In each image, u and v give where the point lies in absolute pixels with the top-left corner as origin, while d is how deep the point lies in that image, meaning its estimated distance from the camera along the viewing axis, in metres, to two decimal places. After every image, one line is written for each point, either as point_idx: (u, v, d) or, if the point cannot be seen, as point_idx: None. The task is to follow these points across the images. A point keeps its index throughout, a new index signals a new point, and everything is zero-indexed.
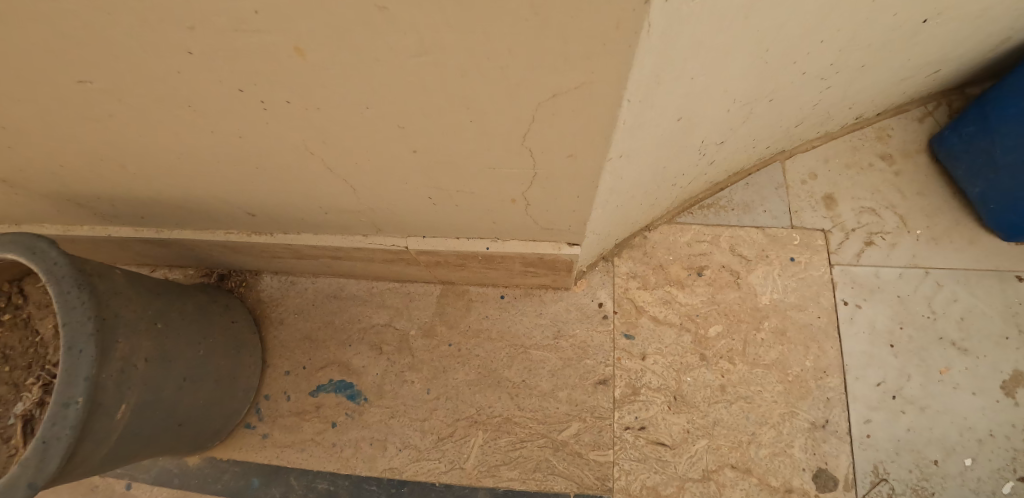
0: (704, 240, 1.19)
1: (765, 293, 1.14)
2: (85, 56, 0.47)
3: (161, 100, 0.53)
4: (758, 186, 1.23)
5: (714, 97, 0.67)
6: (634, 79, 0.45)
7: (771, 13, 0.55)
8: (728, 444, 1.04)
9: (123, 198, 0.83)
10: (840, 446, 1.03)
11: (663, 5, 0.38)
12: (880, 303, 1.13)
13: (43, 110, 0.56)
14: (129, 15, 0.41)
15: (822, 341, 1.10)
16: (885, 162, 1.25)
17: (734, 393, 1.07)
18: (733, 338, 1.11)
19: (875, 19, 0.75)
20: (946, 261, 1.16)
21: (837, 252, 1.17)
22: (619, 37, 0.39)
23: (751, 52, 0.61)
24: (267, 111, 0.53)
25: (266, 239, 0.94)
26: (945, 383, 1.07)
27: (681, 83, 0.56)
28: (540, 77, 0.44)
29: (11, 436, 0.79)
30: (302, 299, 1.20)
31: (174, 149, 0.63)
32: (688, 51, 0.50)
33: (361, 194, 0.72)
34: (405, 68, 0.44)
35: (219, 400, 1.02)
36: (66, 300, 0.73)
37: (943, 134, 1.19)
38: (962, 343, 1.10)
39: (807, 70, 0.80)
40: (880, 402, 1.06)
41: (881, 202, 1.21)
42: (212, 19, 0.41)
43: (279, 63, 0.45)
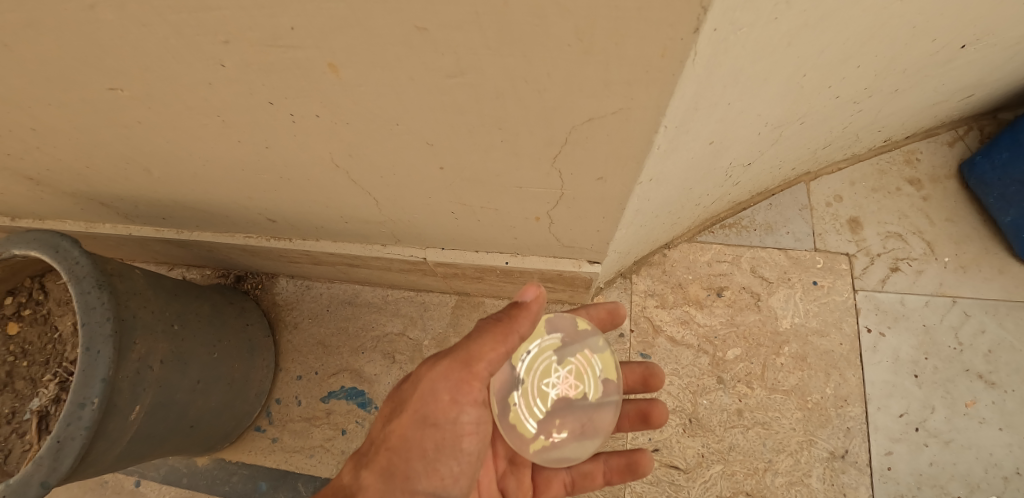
0: (725, 261, 1.16)
1: (786, 316, 1.12)
2: (119, 65, 0.47)
3: (192, 110, 0.52)
4: (782, 207, 1.21)
5: (747, 122, 0.66)
6: (675, 106, 0.44)
7: (814, 38, 0.54)
8: (743, 471, 1.01)
9: (145, 200, 0.83)
10: (860, 478, 1.00)
11: (711, 34, 0.37)
12: (904, 331, 1.10)
13: (74, 114, 0.57)
14: (165, 27, 0.41)
15: (844, 369, 1.08)
16: (913, 186, 1.22)
17: (752, 418, 1.04)
18: (752, 362, 1.08)
19: (913, 44, 0.74)
20: (975, 291, 1.12)
21: (861, 277, 1.15)
22: (663, 64, 0.38)
23: (790, 76, 0.60)
24: (296, 124, 0.52)
25: (284, 245, 0.94)
26: (971, 417, 1.04)
27: (718, 107, 0.54)
28: (577, 101, 0.43)
29: (26, 432, 0.81)
30: (317, 305, 1.20)
31: (200, 155, 0.63)
32: (729, 77, 0.49)
33: (383, 206, 0.71)
34: (439, 88, 0.43)
35: (231, 403, 1.02)
36: (86, 300, 0.73)
37: (974, 160, 1.16)
38: (989, 376, 1.07)
39: (840, 94, 0.79)
40: (902, 433, 1.03)
41: (908, 228, 1.18)
42: (248, 34, 0.40)
43: (312, 79, 0.44)
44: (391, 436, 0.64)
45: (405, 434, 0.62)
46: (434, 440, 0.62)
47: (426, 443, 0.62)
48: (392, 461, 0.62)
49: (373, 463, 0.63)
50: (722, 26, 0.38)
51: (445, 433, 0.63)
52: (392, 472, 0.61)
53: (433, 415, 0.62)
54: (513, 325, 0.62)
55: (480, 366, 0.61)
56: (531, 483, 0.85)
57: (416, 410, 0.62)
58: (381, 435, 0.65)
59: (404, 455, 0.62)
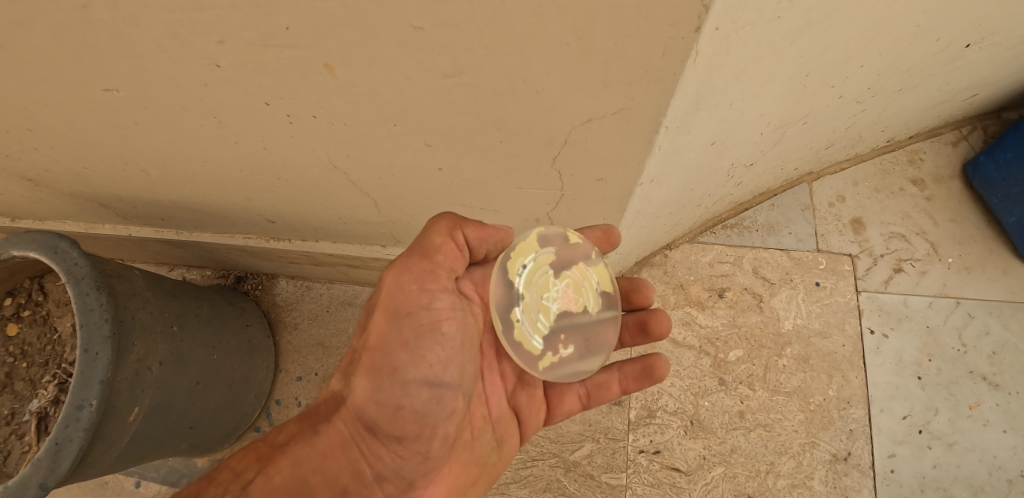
0: (727, 261, 1.16)
1: (788, 318, 1.11)
2: (114, 65, 0.46)
3: (188, 110, 0.52)
4: (784, 207, 1.20)
5: (749, 122, 0.65)
6: (675, 106, 0.44)
7: (816, 38, 0.53)
8: (746, 473, 1.00)
9: (144, 201, 0.83)
10: (863, 481, 1.00)
11: (712, 33, 0.37)
12: (908, 332, 1.09)
13: (70, 115, 0.56)
14: (159, 27, 0.40)
15: (846, 370, 1.07)
16: (917, 186, 1.21)
17: (754, 420, 1.04)
18: (754, 364, 1.08)
19: (917, 43, 0.73)
20: (979, 292, 1.12)
21: (864, 278, 1.14)
22: (663, 64, 0.37)
23: (792, 76, 0.59)
24: (293, 125, 0.52)
25: (283, 246, 0.93)
26: (974, 419, 1.03)
27: (719, 107, 0.54)
28: (576, 101, 0.43)
29: (25, 433, 0.81)
30: (317, 305, 1.20)
31: (197, 156, 0.62)
32: (730, 77, 0.48)
33: (382, 207, 0.71)
34: (437, 88, 0.43)
35: (231, 404, 1.02)
36: (85, 301, 0.72)
37: (978, 160, 1.15)
38: (993, 378, 1.06)
39: (843, 94, 0.78)
40: (905, 436, 1.02)
41: (911, 228, 1.17)
42: (243, 34, 0.40)
43: (309, 79, 0.44)
44: (369, 339, 0.57)
45: (381, 333, 0.56)
46: (411, 330, 0.54)
47: (405, 336, 0.55)
48: (374, 360, 0.56)
49: (359, 366, 0.58)
50: (724, 25, 0.38)
51: (424, 325, 0.55)
52: (377, 368, 0.56)
53: (405, 306, 0.55)
54: (459, 222, 0.57)
55: (442, 254, 0.55)
56: (543, 397, 0.75)
57: (387, 307, 0.56)
58: (362, 340, 0.60)
59: (385, 354, 0.55)
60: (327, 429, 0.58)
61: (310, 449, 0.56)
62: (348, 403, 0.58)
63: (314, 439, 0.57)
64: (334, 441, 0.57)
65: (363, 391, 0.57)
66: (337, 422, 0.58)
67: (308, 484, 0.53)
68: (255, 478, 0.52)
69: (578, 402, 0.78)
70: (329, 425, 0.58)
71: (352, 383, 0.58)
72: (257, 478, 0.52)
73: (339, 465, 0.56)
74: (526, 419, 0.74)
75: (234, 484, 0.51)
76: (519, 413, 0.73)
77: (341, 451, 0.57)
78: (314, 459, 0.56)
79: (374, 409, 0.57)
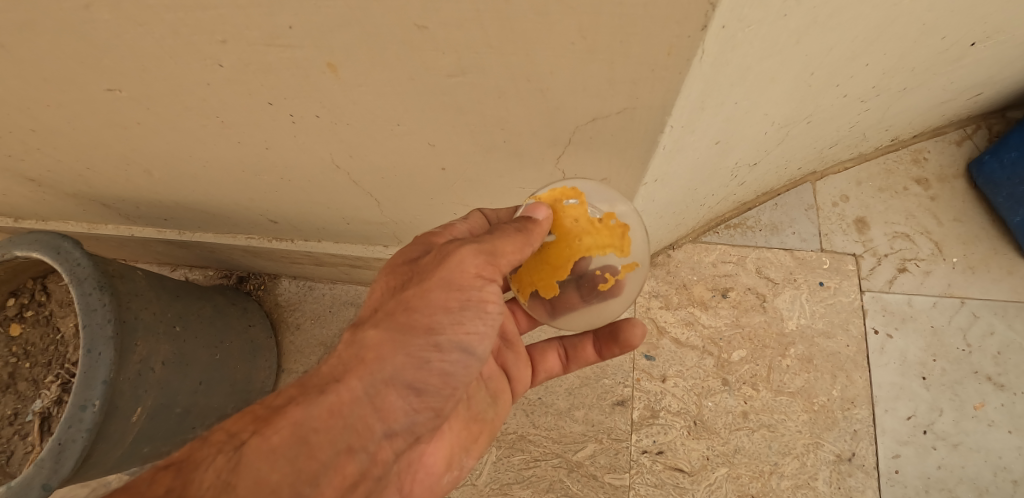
0: (730, 261, 1.15)
1: (792, 318, 1.11)
2: (116, 66, 0.46)
3: (191, 111, 0.52)
4: (788, 207, 1.20)
5: (754, 121, 0.65)
6: (680, 106, 0.43)
7: (823, 36, 0.53)
8: (749, 474, 1.00)
9: (146, 201, 0.83)
10: (867, 481, 0.99)
11: (718, 32, 0.36)
12: (912, 333, 1.09)
13: (73, 116, 0.56)
14: (162, 27, 0.40)
15: (850, 371, 1.06)
16: (921, 186, 1.20)
17: (757, 420, 1.03)
18: (758, 364, 1.07)
19: (923, 41, 0.72)
20: (984, 292, 1.11)
21: (868, 277, 1.13)
22: (669, 63, 0.37)
23: (798, 74, 0.59)
24: (295, 125, 0.52)
25: (286, 246, 0.93)
26: (979, 419, 1.03)
27: (724, 106, 0.53)
28: (580, 100, 0.42)
29: (28, 433, 0.81)
30: (319, 306, 1.20)
31: (199, 156, 0.62)
32: (736, 75, 0.48)
33: (384, 207, 0.71)
34: (440, 87, 0.43)
35: (233, 404, 1.02)
36: (88, 302, 0.72)
37: (982, 159, 1.14)
38: (998, 378, 1.05)
39: (848, 92, 0.77)
40: (909, 436, 1.02)
41: (916, 228, 1.17)
42: (245, 33, 0.39)
43: (312, 79, 0.44)
44: (407, 296, 0.48)
45: (424, 293, 0.48)
46: (459, 300, 0.48)
47: (448, 304, 0.48)
48: (409, 317, 0.48)
49: (384, 320, 0.49)
50: (730, 24, 0.37)
51: (474, 300, 0.48)
52: (410, 329, 0.48)
53: (456, 279, 0.48)
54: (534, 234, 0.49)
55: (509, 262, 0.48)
56: (528, 355, 0.73)
57: (434, 272, 0.48)
58: (391, 297, 0.50)
59: (422, 314, 0.47)
60: (335, 387, 0.47)
61: (311, 408, 0.46)
62: (363, 358, 0.48)
63: (318, 396, 0.47)
64: (342, 400, 0.47)
65: (386, 350, 0.48)
66: (348, 379, 0.47)
67: (310, 446, 0.45)
68: (249, 439, 0.44)
69: (559, 361, 0.75)
70: (338, 383, 0.47)
71: (371, 336, 0.49)
72: (251, 439, 0.44)
73: (346, 425, 0.46)
74: (518, 376, 0.72)
75: (226, 446, 0.44)
76: (508, 370, 0.71)
77: (349, 411, 0.47)
78: (317, 418, 0.46)
79: (399, 368, 0.48)
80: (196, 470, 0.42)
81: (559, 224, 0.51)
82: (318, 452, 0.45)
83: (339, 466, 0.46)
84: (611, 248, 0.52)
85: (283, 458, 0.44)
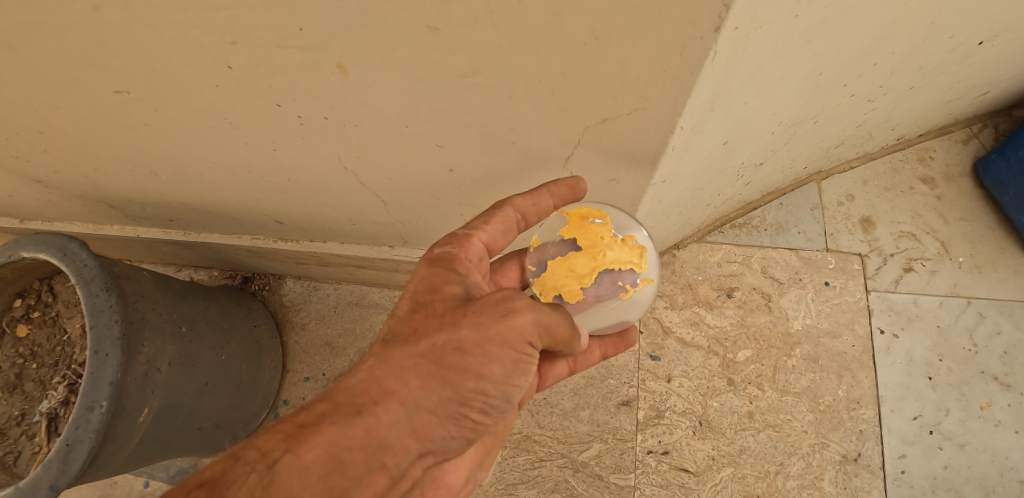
0: (735, 261, 1.15)
1: (797, 318, 1.10)
2: (125, 68, 0.46)
3: (198, 112, 0.52)
4: (793, 207, 1.19)
5: (762, 121, 0.65)
6: (691, 106, 0.43)
7: (833, 35, 0.52)
8: (754, 474, 1.00)
9: (153, 202, 0.83)
10: (873, 481, 0.99)
11: (731, 32, 0.36)
12: (918, 332, 1.08)
13: (81, 117, 0.56)
14: (171, 29, 0.40)
15: (856, 370, 1.06)
16: (927, 185, 1.20)
17: (762, 421, 1.03)
18: (763, 364, 1.07)
19: (932, 40, 0.72)
20: (991, 291, 1.11)
21: (873, 277, 1.13)
22: (681, 64, 0.37)
23: (807, 74, 0.58)
24: (303, 126, 0.52)
25: (291, 246, 0.93)
26: (986, 420, 1.02)
27: (733, 107, 0.53)
28: (590, 101, 0.42)
29: (36, 434, 0.81)
30: (324, 306, 1.20)
31: (206, 157, 0.62)
32: (746, 76, 0.47)
33: (391, 208, 0.71)
34: (450, 88, 0.42)
35: (239, 404, 1.02)
36: (95, 303, 0.72)
37: (989, 158, 1.14)
38: (1005, 378, 1.05)
39: (856, 92, 0.77)
40: (915, 437, 1.01)
41: (922, 227, 1.16)
42: (254, 35, 0.39)
43: (321, 80, 0.44)
44: (460, 338, 0.49)
45: (481, 343, 0.48)
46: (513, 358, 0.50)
47: (501, 358, 0.49)
48: (462, 361, 0.49)
49: (433, 354, 0.49)
50: (742, 24, 0.37)
51: (524, 358, 0.51)
52: (461, 371, 0.49)
53: (511, 337, 0.49)
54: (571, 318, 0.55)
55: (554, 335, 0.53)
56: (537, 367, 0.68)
57: (492, 325, 0.49)
58: (442, 331, 0.50)
59: (476, 360, 0.48)
60: (374, 408, 0.47)
61: (348, 427, 0.46)
62: (406, 382, 0.48)
63: (355, 418, 0.47)
64: (380, 421, 0.47)
65: (434, 382, 0.49)
66: (387, 402, 0.48)
67: (343, 463, 0.45)
68: (282, 457, 0.44)
69: (567, 367, 0.70)
70: (377, 405, 0.48)
71: (415, 364, 0.49)
72: (285, 456, 0.44)
73: (382, 445, 0.47)
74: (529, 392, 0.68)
75: (259, 464, 0.44)
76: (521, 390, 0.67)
77: (387, 432, 0.47)
78: (354, 437, 0.46)
79: (444, 401, 0.49)
80: (230, 488, 0.42)
81: (593, 241, 0.63)
82: (351, 469, 0.45)
83: (370, 482, 0.46)
84: (634, 263, 0.64)
85: (316, 475, 0.44)
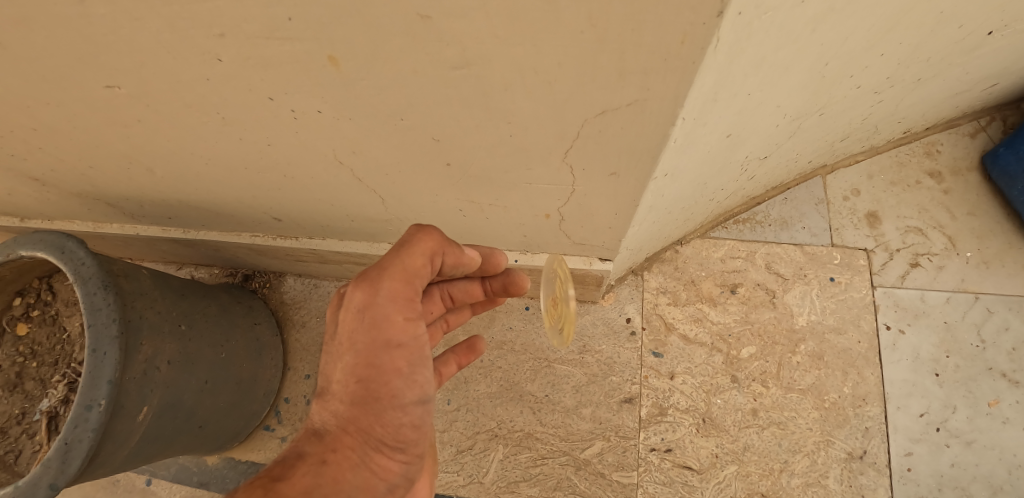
0: (739, 257, 1.14)
1: (802, 314, 1.09)
2: (115, 63, 0.45)
3: (190, 107, 0.51)
4: (798, 201, 1.18)
5: (765, 114, 0.63)
6: (693, 97, 0.42)
7: (839, 24, 0.51)
8: (758, 471, 0.99)
9: (150, 200, 0.82)
10: (878, 480, 0.98)
11: (734, 18, 0.35)
12: (924, 328, 1.07)
13: (74, 113, 0.56)
14: (158, 21, 0.39)
15: (862, 367, 1.05)
16: (934, 179, 1.18)
17: (767, 418, 1.02)
18: (767, 361, 1.06)
19: (939, 30, 0.70)
20: (998, 287, 1.09)
21: (879, 273, 1.11)
22: (683, 52, 0.35)
23: (812, 65, 0.57)
24: (297, 120, 0.51)
25: (291, 243, 0.93)
26: (993, 417, 1.01)
27: (736, 99, 0.52)
28: (589, 93, 0.41)
29: (36, 433, 0.81)
30: (324, 303, 1.19)
31: (202, 154, 0.61)
32: (750, 66, 0.46)
33: (389, 204, 0.70)
34: (445, 80, 0.41)
35: (240, 403, 1.01)
36: (92, 302, 0.72)
37: (998, 151, 1.12)
38: (1013, 375, 1.03)
39: (862, 83, 0.76)
40: (922, 434, 1.00)
41: (928, 222, 1.15)
42: (243, 26, 0.38)
43: (313, 73, 0.43)
44: (357, 369, 0.52)
45: (374, 359, 0.52)
46: (405, 355, 0.53)
47: (398, 364, 0.53)
48: (372, 386, 0.53)
49: (351, 395, 0.53)
50: (746, 10, 0.36)
51: (414, 348, 0.53)
52: (376, 395, 0.53)
53: (394, 336, 0.52)
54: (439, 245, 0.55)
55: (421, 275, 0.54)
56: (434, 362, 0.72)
57: (370, 336, 0.52)
58: (340, 370, 0.53)
59: (383, 382, 0.53)
60: (334, 457, 0.53)
61: (317, 478, 0.51)
62: (346, 430, 0.53)
63: (320, 467, 0.52)
64: (343, 467, 0.52)
65: (366, 415, 0.53)
66: (343, 449, 0.53)
67: None
68: None
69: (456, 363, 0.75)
70: (335, 453, 0.53)
71: (348, 409, 0.53)
72: None
73: (351, 488, 0.52)
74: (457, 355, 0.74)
75: None
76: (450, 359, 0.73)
77: (352, 475, 0.52)
78: (324, 485, 0.51)
79: (379, 431, 0.54)
80: None
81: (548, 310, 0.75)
82: None
83: None
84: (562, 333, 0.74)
85: None
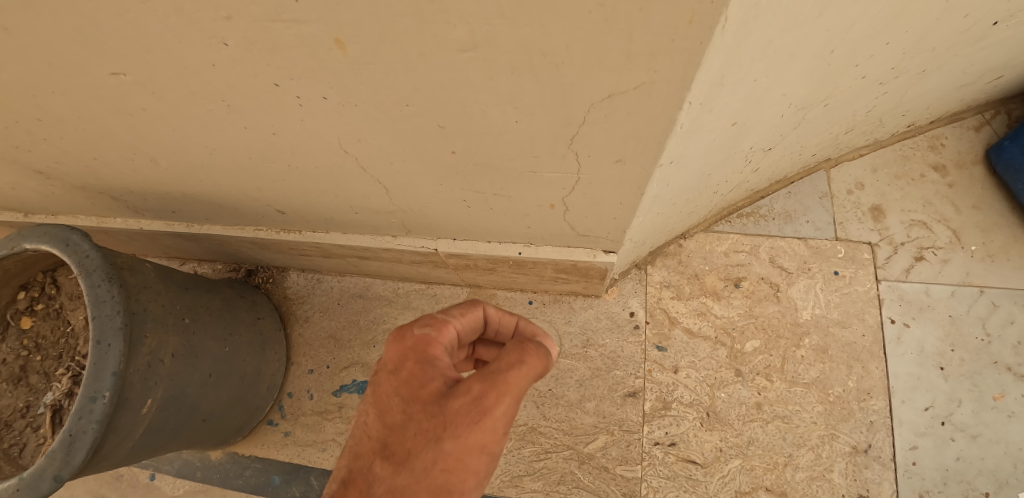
0: (743, 251, 1.13)
1: (806, 308, 1.09)
2: (120, 48, 0.45)
3: (196, 95, 0.51)
4: (802, 195, 1.17)
5: (770, 102, 0.63)
6: (700, 80, 0.42)
7: (845, 9, 0.51)
8: (763, 465, 0.99)
9: (154, 192, 0.82)
10: (884, 474, 0.97)
11: None
12: (929, 322, 1.07)
13: (79, 103, 0.56)
14: (164, 4, 0.39)
15: (867, 361, 1.05)
16: (938, 173, 1.18)
17: (771, 411, 1.02)
18: (771, 355, 1.05)
19: (945, 18, 0.70)
20: (1004, 280, 1.08)
21: (884, 267, 1.11)
22: (691, 32, 0.35)
23: (818, 51, 0.57)
24: (302, 107, 0.51)
25: (294, 237, 0.93)
26: (999, 410, 1.00)
27: (742, 84, 0.52)
28: (595, 76, 0.41)
29: (40, 426, 0.81)
30: (328, 298, 1.19)
31: (207, 144, 0.61)
32: (757, 49, 0.46)
33: (393, 195, 0.70)
34: (451, 64, 0.41)
35: (243, 397, 1.01)
36: (97, 294, 0.72)
37: (1003, 145, 1.12)
38: (1019, 368, 1.03)
39: (867, 73, 0.75)
40: (927, 428, 1.00)
41: (933, 216, 1.14)
42: (249, 9, 0.38)
43: (318, 58, 0.43)
44: (442, 458, 0.48)
45: (464, 457, 0.48)
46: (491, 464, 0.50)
47: (479, 471, 0.49)
48: (444, 480, 0.48)
49: (424, 479, 0.48)
50: None
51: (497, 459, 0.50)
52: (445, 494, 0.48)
53: (489, 443, 0.49)
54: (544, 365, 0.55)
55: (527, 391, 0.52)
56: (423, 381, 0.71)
57: (470, 432, 0.49)
58: (422, 451, 0.49)
59: (457, 480, 0.48)
60: None
61: None
62: None
63: None
64: None
65: None
66: None
67: None
68: None
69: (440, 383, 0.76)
70: None
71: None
72: None
73: None
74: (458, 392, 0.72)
75: None
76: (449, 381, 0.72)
77: None
78: None
79: None
80: None
81: None
82: None
83: None
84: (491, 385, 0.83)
85: None
